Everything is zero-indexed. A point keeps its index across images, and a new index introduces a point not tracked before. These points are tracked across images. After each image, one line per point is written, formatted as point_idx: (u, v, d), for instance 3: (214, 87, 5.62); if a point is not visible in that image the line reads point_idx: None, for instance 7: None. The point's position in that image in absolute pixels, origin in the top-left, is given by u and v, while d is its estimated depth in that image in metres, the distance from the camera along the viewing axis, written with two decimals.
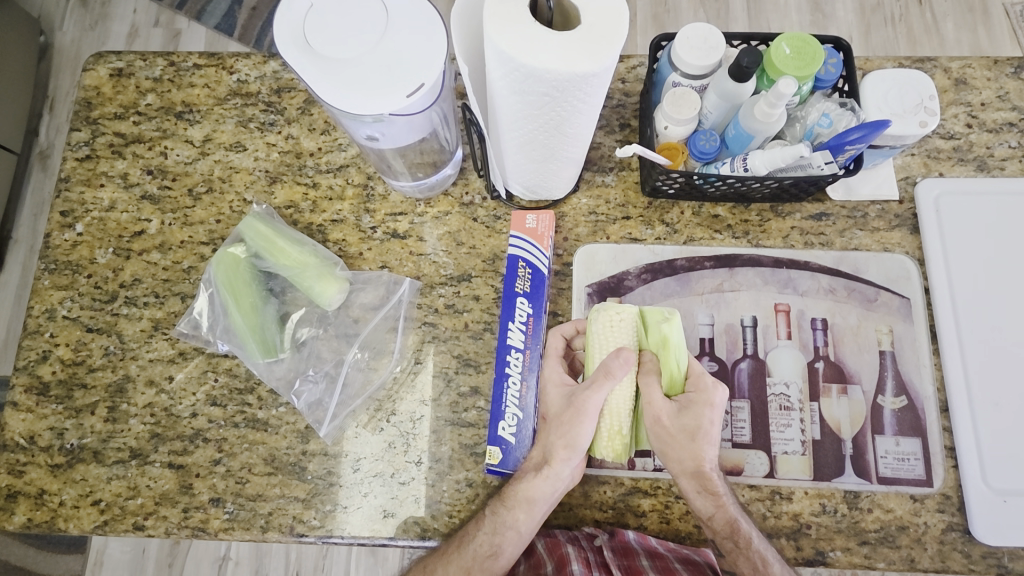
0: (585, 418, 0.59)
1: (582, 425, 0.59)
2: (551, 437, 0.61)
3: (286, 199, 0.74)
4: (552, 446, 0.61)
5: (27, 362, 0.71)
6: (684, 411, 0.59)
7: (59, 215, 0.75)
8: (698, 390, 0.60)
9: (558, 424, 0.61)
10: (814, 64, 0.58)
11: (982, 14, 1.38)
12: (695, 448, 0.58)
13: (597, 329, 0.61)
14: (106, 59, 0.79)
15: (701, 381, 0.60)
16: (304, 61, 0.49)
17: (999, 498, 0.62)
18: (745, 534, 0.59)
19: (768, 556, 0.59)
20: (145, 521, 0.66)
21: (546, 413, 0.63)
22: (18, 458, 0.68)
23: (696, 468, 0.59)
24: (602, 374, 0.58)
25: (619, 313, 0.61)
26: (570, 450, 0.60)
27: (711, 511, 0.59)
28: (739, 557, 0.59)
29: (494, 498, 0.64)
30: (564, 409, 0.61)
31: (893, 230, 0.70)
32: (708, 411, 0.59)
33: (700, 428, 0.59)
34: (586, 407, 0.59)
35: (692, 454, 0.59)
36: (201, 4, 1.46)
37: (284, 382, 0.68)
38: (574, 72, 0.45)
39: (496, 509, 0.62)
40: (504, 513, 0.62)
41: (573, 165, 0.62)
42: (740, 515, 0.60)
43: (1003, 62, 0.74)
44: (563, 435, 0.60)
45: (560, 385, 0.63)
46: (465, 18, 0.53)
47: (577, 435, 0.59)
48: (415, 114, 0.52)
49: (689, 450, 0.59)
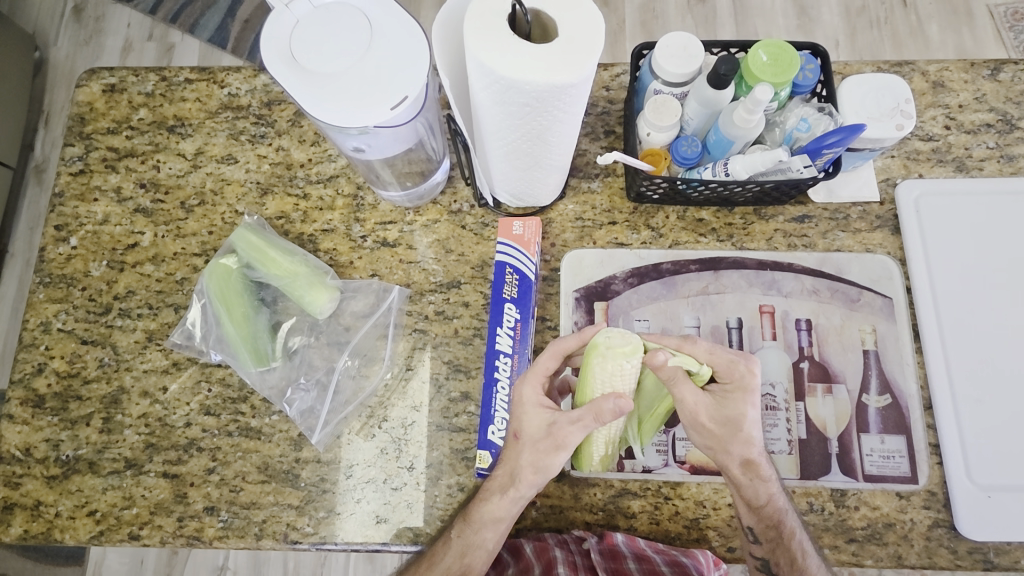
0: (561, 449, 0.58)
1: (558, 454, 0.58)
2: (520, 460, 0.59)
3: (276, 210, 0.75)
4: (522, 468, 0.59)
5: (23, 375, 0.72)
6: (728, 401, 0.60)
7: (53, 229, 0.76)
8: (733, 380, 0.60)
9: (533, 448, 0.59)
10: (791, 70, 0.59)
11: (966, 16, 1.40)
12: (745, 438, 0.59)
13: (598, 368, 0.57)
14: (99, 75, 0.80)
15: (736, 370, 0.60)
16: (291, 75, 0.50)
17: (983, 494, 0.63)
18: (788, 527, 0.61)
19: (807, 548, 0.61)
20: (140, 531, 0.67)
21: (519, 432, 0.60)
22: (14, 470, 0.69)
23: (746, 457, 0.60)
24: (592, 415, 0.56)
25: (621, 356, 0.56)
26: (539, 475, 0.59)
27: (761, 500, 0.60)
28: (779, 547, 0.61)
29: (458, 519, 0.63)
30: (543, 434, 0.59)
31: (874, 231, 0.71)
32: (746, 399, 0.60)
33: (744, 417, 0.60)
34: (567, 442, 0.57)
35: (741, 445, 0.60)
36: (193, 18, 1.47)
37: (277, 391, 0.69)
38: (553, 83, 0.46)
39: (462, 530, 0.62)
40: (471, 534, 0.61)
41: (559, 171, 0.63)
42: (785, 504, 0.61)
43: (980, 65, 0.75)
44: (535, 460, 0.58)
45: (538, 407, 0.60)
46: (447, 31, 0.54)
47: (549, 464, 0.58)
48: (400, 125, 0.53)
49: (738, 440, 0.60)
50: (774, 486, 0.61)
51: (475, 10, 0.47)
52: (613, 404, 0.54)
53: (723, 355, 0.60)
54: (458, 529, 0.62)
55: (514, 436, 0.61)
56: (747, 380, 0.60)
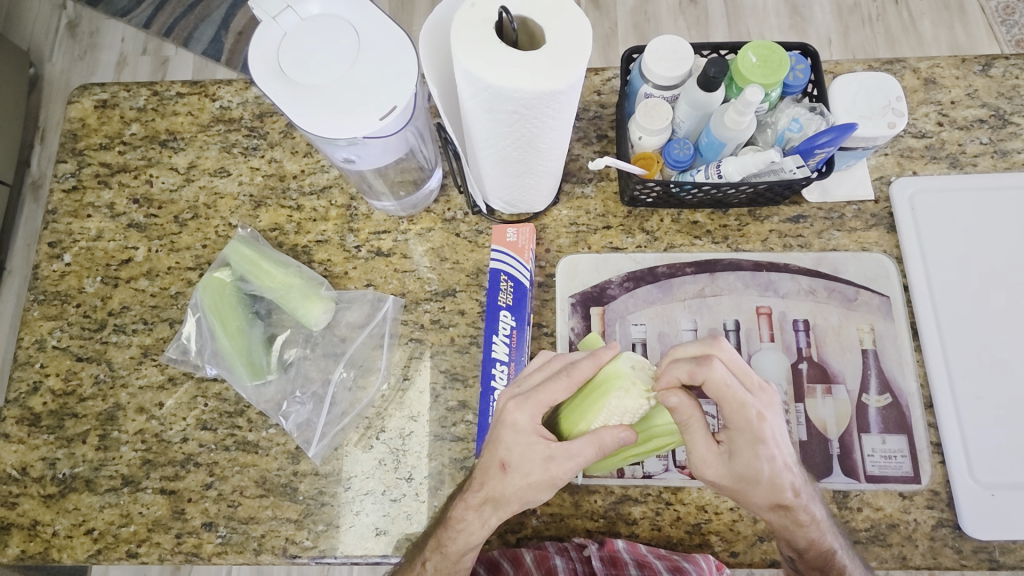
0: (553, 486, 0.55)
1: (541, 492, 0.56)
2: (506, 492, 0.56)
3: (270, 222, 0.75)
4: (509, 498, 0.56)
5: (18, 394, 0.72)
6: (741, 450, 0.54)
7: (48, 247, 0.76)
8: (744, 430, 0.54)
9: (523, 480, 0.55)
10: (780, 71, 0.60)
11: (958, 11, 1.40)
12: (766, 486, 0.55)
13: (614, 401, 0.56)
14: (91, 91, 0.80)
15: (743, 417, 0.53)
16: (279, 87, 0.50)
17: (987, 492, 0.63)
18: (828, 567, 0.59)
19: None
20: (137, 548, 0.66)
21: (510, 462, 0.56)
22: (10, 490, 0.69)
23: (775, 505, 0.56)
24: (593, 448, 0.54)
25: (641, 390, 0.56)
26: (525, 503, 0.56)
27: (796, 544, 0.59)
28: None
29: (427, 549, 0.61)
30: (537, 469, 0.55)
31: (870, 229, 0.71)
32: (761, 449, 0.54)
33: (758, 470, 0.54)
34: (561, 479, 0.55)
35: (766, 493, 0.55)
36: (187, 31, 1.48)
37: (273, 404, 0.69)
38: (540, 90, 0.46)
39: (438, 566, 0.61)
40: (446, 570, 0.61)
41: (550, 177, 0.63)
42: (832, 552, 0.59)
43: (970, 61, 0.75)
44: (523, 492, 0.56)
45: (536, 435, 0.55)
46: (434, 42, 0.54)
47: (533, 497, 0.56)
48: (389, 136, 0.53)
49: (760, 490, 0.55)
50: (819, 527, 0.58)
51: (462, 20, 0.47)
52: (618, 436, 0.53)
53: (735, 392, 0.53)
54: (435, 564, 0.61)
55: (500, 464, 0.56)
56: (755, 424, 0.53)
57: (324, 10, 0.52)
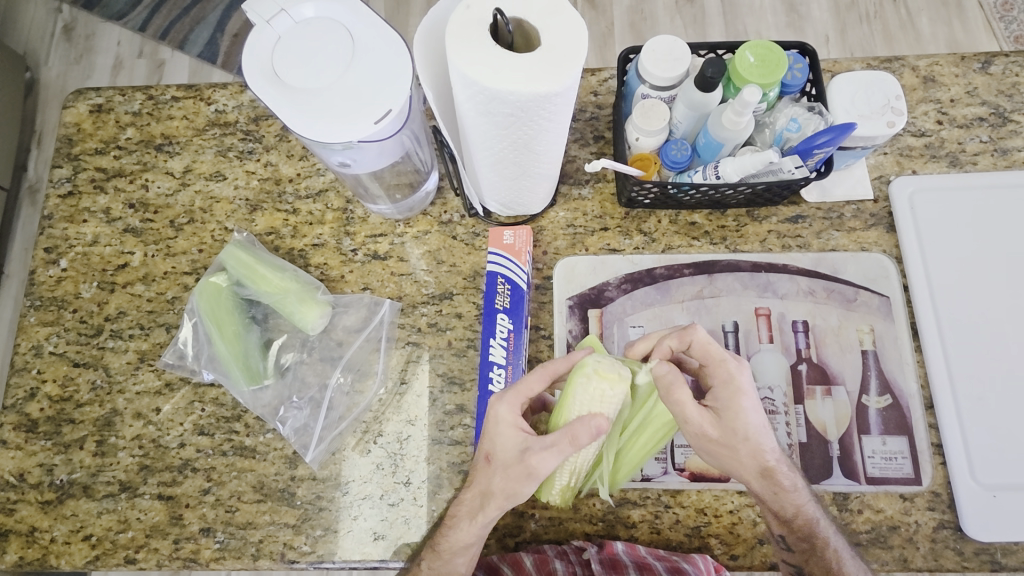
0: (532, 479, 0.54)
1: (524, 486, 0.54)
2: (492, 486, 0.56)
3: (266, 225, 0.75)
4: (493, 493, 0.56)
5: (15, 401, 0.71)
6: (726, 404, 0.56)
7: (43, 252, 0.75)
8: (724, 386, 0.56)
9: (504, 470, 0.55)
10: (778, 71, 0.59)
11: (956, 7, 1.39)
12: (752, 444, 0.56)
13: (581, 391, 0.57)
14: (85, 96, 0.79)
15: (724, 369, 0.56)
16: (273, 91, 0.50)
17: (988, 494, 0.62)
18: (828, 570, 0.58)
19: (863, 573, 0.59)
20: (136, 554, 0.66)
21: (493, 454, 0.56)
22: (8, 497, 0.69)
23: (761, 467, 0.56)
24: (567, 439, 0.53)
25: (609, 382, 0.57)
26: (508, 499, 0.55)
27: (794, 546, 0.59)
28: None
29: (425, 552, 0.61)
30: (515, 459, 0.55)
31: (869, 229, 0.70)
32: (743, 400, 0.56)
33: (746, 424, 0.56)
34: (539, 472, 0.54)
35: (751, 452, 0.56)
36: (183, 34, 1.48)
37: (270, 409, 0.68)
38: (536, 92, 0.45)
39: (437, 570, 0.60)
40: None
41: (548, 179, 0.62)
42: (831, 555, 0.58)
43: (970, 59, 0.75)
44: (505, 485, 0.55)
45: (513, 426, 0.56)
46: (429, 43, 0.54)
47: (521, 492, 0.54)
48: (384, 139, 0.52)
49: (746, 449, 0.56)
50: (801, 495, 0.58)
51: (457, 21, 0.46)
52: (590, 427, 0.53)
53: (718, 349, 0.57)
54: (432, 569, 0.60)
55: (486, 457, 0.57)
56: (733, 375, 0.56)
57: (318, 13, 0.52)
